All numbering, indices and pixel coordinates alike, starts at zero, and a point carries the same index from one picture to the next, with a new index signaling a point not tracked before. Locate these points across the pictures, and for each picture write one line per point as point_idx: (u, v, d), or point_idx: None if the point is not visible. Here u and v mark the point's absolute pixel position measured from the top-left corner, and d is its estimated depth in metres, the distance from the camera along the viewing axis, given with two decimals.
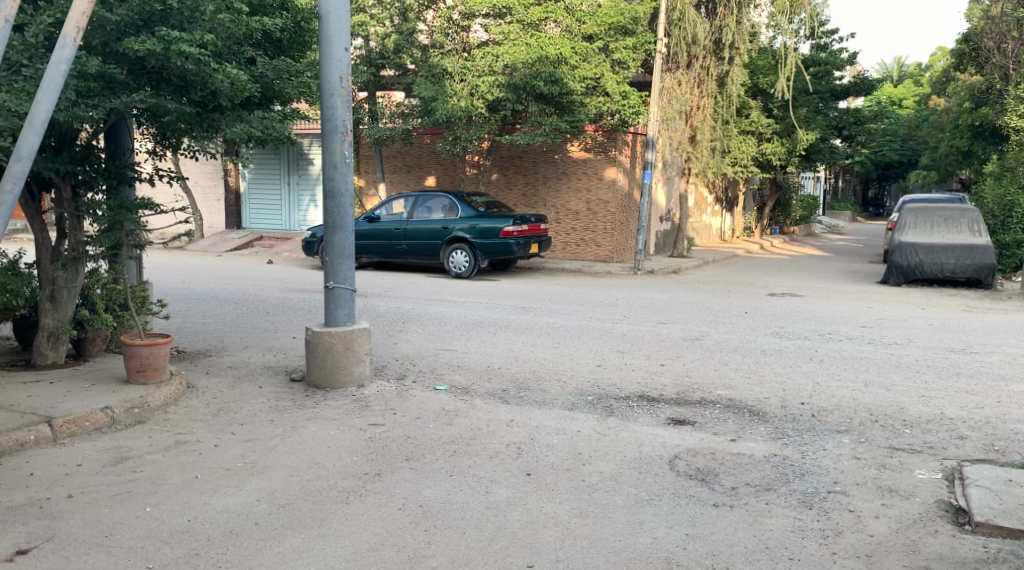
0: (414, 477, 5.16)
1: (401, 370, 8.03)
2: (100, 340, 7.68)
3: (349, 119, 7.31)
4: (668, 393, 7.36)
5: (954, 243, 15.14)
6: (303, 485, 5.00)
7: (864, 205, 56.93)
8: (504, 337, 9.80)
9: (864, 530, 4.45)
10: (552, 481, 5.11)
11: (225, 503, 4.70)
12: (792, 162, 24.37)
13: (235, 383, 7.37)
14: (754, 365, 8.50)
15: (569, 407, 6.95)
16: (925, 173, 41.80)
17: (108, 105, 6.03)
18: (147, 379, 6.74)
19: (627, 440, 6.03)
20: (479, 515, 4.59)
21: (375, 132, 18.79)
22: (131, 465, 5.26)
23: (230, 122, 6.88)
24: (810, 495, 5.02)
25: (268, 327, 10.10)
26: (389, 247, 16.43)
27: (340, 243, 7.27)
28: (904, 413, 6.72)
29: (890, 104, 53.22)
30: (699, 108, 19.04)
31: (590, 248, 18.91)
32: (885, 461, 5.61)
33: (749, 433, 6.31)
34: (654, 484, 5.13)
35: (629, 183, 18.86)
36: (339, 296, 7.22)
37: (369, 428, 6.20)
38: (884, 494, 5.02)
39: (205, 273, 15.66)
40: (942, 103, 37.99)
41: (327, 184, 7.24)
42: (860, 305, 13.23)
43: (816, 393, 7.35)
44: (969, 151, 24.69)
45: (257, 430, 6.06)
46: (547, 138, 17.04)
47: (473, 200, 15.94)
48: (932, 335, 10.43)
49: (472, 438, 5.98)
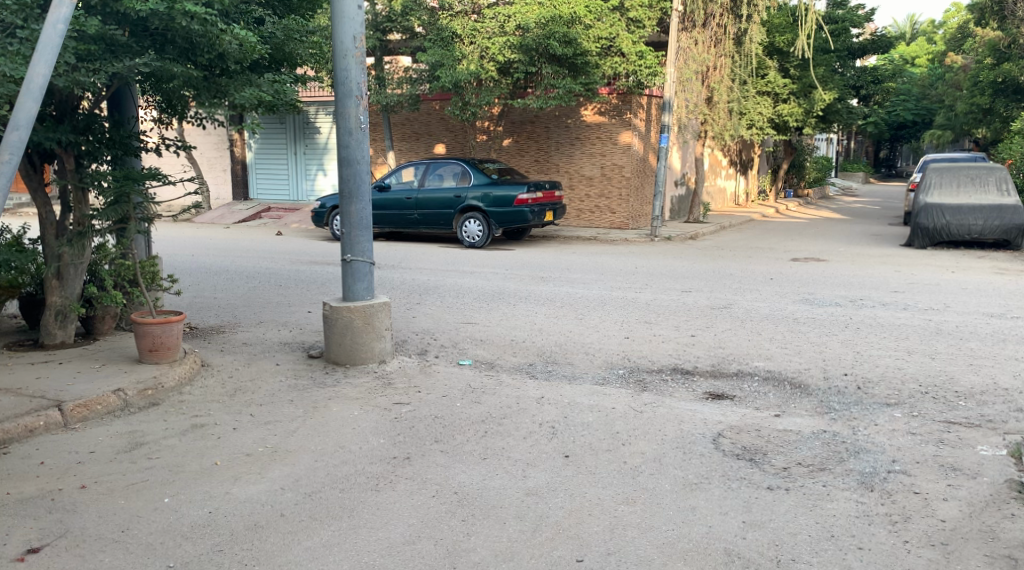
0: (446, 461, 4.86)
1: (422, 345, 7.72)
2: (110, 317, 7.35)
3: (364, 81, 6.92)
4: (703, 365, 7.05)
5: (983, 204, 14.66)
6: (329, 471, 4.72)
7: (876, 165, 55.99)
8: (526, 308, 9.48)
9: (935, 514, 4.16)
10: (593, 464, 4.81)
11: (248, 493, 4.42)
12: (809, 123, 23.82)
13: (251, 361, 7.07)
14: (789, 334, 8.16)
15: (600, 381, 6.64)
16: (939, 133, 41.05)
17: (109, 70, 5.65)
18: (160, 358, 6.44)
19: (666, 417, 5.71)
20: (519, 502, 4.30)
21: (383, 98, 18.30)
22: (147, 452, 4.97)
23: (239, 86, 6.50)
24: (869, 475, 4.71)
25: (282, 301, 9.79)
26: (401, 217, 16.08)
27: (357, 214, 6.92)
28: (955, 383, 6.39)
29: (905, 63, 52.23)
30: (715, 68, 18.56)
31: (604, 215, 18.52)
32: (943, 436, 5.30)
33: (793, 407, 6.00)
34: (702, 465, 4.83)
35: (644, 147, 18.43)
36: (356, 269, 6.90)
37: (394, 407, 5.90)
38: (948, 473, 4.71)
39: (213, 246, 15.37)
40: (958, 60, 37.16)
41: (341, 152, 6.88)
42: (887, 269, 12.86)
43: (858, 362, 7.04)
44: (989, 109, 24.12)
45: (277, 411, 5.76)
46: (561, 101, 16.60)
47: (485, 167, 15.53)
48: (968, 300, 10.07)
49: (502, 417, 5.68)
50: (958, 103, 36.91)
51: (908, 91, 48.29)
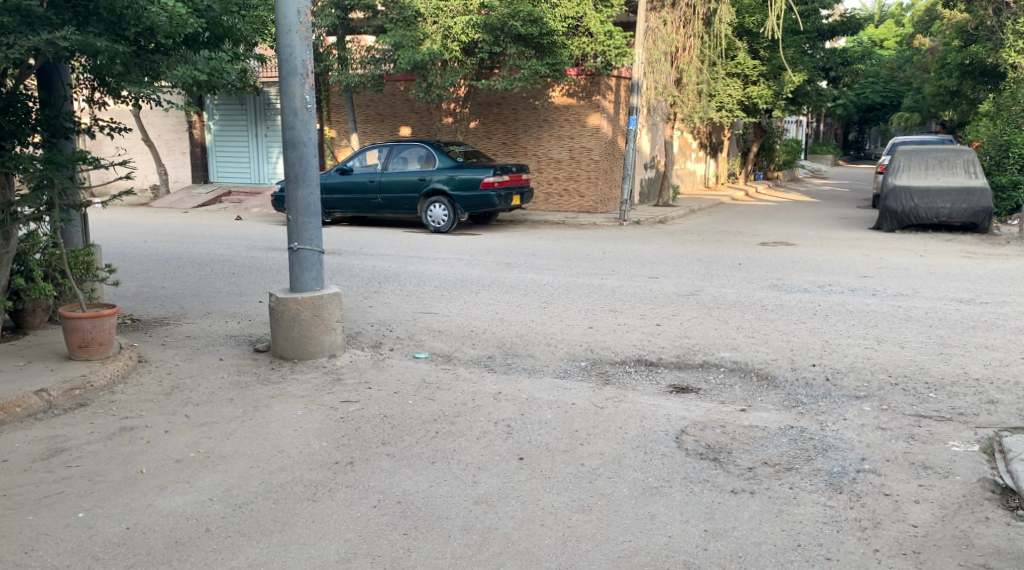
0: (391, 466, 4.54)
1: (377, 337, 7.36)
2: (40, 310, 6.93)
3: (309, 58, 6.52)
4: (668, 356, 6.78)
5: (951, 186, 14.51)
6: (264, 479, 4.38)
7: (844, 148, 56.27)
8: (487, 297, 9.15)
9: (906, 519, 3.92)
10: (548, 467, 4.52)
11: (171, 505, 4.07)
12: (778, 105, 23.77)
13: (193, 356, 6.69)
14: (757, 322, 7.92)
15: (562, 374, 6.36)
16: (906, 115, 41.16)
17: (24, 43, 5.21)
18: (92, 354, 6.05)
19: (628, 414, 5.43)
20: (466, 512, 4.00)
21: (344, 79, 17.79)
22: (66, 459, 4.60)
23: (172, 64, 6.12)
24: (837, 475, 4.47)
25: (233, 290, 9.37)
26: (364, 201, 15.65)
27: (303, 200, 6.53)
28: (925, 373, 6.18)
29: (873, 46, 52.42)
30: (684, 50, 18.21)
31: (573, 198, 18.23)
32: (914, 432, 5.08)
33: (759, 401, 5.75)
34: (663, 467, 4.55)
35: (613, 130, 18.10)
36: (305, 258, 6.52)
37: (341, 406, 5.55)
38: (920, 472, 4.48)
39: (168, 232, 14.85)
40: (925, 42, 37.18)
41: (286, 134, 6.48)
42: (857, 253, 12.70)
43: (826, 352, 6.81)
44: (956, 91, 24.01)
45: (215, 412, 5.40)
46: (526, 82, 16.31)
47: (450, 150, 15.13)
48: (937, 285, 9.92)
49: (455, 415, 5.36)
50: (925, 85, 37.00)
51: (876, 74, 48.40)
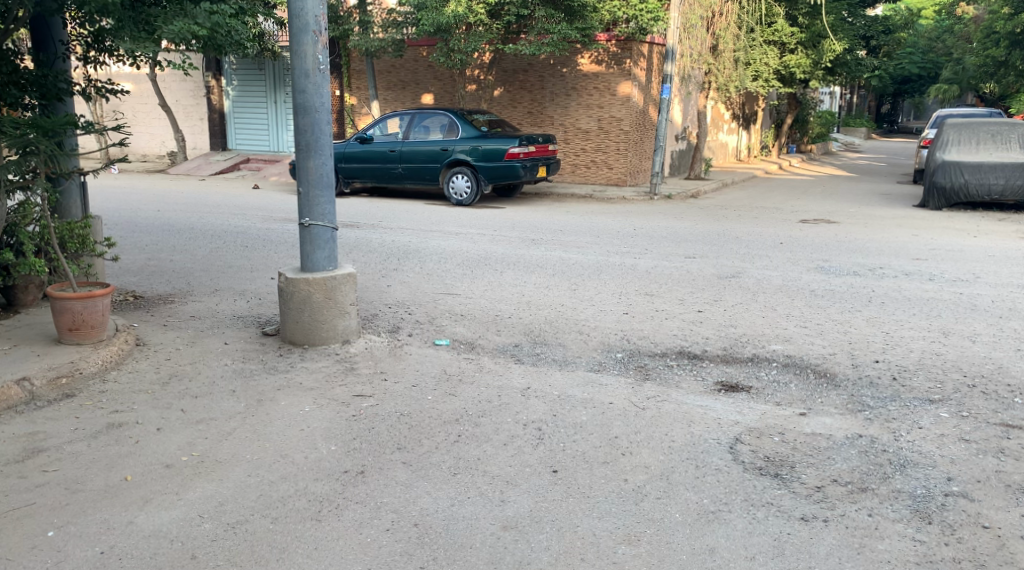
0: (407, 478, 3.98)
1: (395, 321, 6.79)
2: (33, 287, 6.46)
3: (323, 14, 5.88)
4: (713, 349, 6.16)
5: (1005, 161, 13.58)
6: (263, 491, 3.85)
7: (878, 120, 54.81)
8: (514, 276, 8.56)
9: (1016, 563, 3.32)
10: (585, 483, 3.94)
11: (154, 523, 3.55)
12: (817, 73, 22.86)
13: (196, 339, 6.17)
14: (807, 310, 7.26)
15: (596, 367, 5.77)
16: (944, 87, 39.76)
17: None
18: (83, 338, 5.52)
19: (673, 417, 4.84)
20: (492, 540, 3.44)
21: (364, 43, 17.04)
22: (42, 462, 4.10)
23: (168, 19, 5.56)
24: (921, 499, 3.85)
25: (244, 265, 8.85)
26: (384, 170, 15.03)
27: (315, 170, 5.94)
28: (1006, 374, 5.52)
29: (913, 16, 50.74)
30: (721, 15, 17.34)
31: (601, 170, 17.53)
32: (1003, 445, 4.45)
33: (820, 403, 5.13)
34: (718, 485, 3.95)
35: (643, 99, 17.30)
36: (316, 235, 5.95)
37: (353, 401, 5.00)
38: (1019, 497, 3.86)
39: (180, 200, 14.34)
40: (969, 10, 35.64)
41: (296, 98, 5.89)
42: (905, 232, 11.93)
43: (889, 346, 6.17)
44: (1004, 61, 22.69)
45: (215, 407, 4.87)
46: (555, 47, 15.55)
47: (473, 118, 14.45)
48: (999, 269, 9.17)
49: (480, 415, 4.79)
50: (968, 56, 35.72)
51: (915, 44, 46.76)
